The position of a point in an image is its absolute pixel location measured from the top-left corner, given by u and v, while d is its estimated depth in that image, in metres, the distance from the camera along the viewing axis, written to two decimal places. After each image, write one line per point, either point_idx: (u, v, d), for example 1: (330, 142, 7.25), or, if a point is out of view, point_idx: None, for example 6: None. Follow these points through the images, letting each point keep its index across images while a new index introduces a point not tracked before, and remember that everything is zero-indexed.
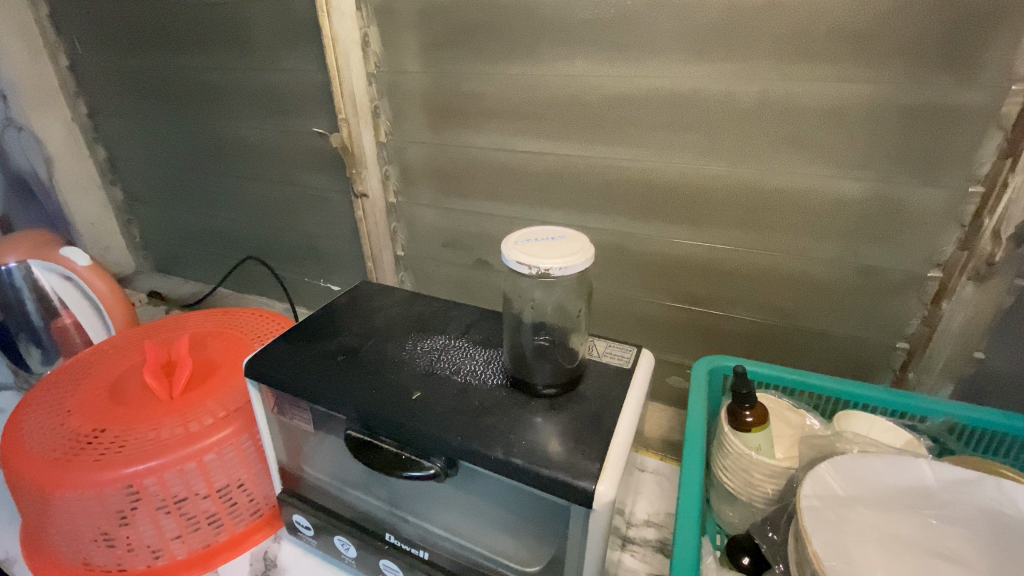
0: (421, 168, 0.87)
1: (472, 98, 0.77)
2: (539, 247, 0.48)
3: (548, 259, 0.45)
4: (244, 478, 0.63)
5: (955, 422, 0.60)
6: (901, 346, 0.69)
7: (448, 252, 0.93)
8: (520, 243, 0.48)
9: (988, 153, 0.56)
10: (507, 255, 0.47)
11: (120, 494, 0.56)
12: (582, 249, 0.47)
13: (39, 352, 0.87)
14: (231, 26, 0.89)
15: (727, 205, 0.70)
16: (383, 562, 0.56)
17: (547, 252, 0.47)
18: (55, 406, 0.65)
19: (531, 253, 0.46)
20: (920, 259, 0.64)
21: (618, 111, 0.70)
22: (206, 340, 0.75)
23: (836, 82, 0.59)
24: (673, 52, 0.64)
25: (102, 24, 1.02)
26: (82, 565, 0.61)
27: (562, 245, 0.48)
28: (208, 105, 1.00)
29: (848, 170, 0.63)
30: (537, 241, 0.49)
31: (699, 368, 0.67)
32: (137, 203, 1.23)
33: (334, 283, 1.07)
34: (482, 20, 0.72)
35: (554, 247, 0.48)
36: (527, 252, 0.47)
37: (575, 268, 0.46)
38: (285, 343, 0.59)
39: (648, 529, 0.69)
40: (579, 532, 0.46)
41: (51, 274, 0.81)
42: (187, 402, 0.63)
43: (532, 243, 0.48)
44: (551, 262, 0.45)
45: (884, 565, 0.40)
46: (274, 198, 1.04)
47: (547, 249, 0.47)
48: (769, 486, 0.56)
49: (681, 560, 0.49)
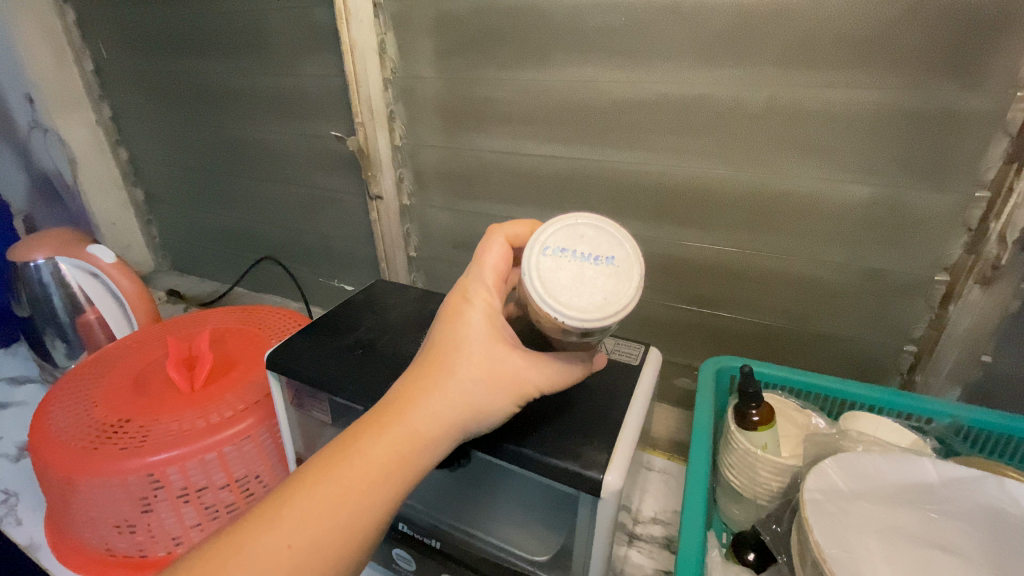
0: (435, 171, 0.89)
1: (486, 102, 0.79)
2: (567, 274, 0.40)
3: (562, 306, 0.38)
4: (262, 470, 0.65)
5: (960, 424, 0.61)
6: (908, 349, 0.70)
7: (460, 253, 0.95)
8: (549, 256, 0.40)
9: (994, 159, 0.57)
10: (526, 270, 0.40)
11: (143, 481, 0.59)
12: (624, 290, 0.39)
13: (63, 347, 0.89)
14: (252, 33, 0.92)
15: (734, 208, 0.71)
16: (396, 551, 0.58)
17: (572, 289, 0.39)
18: (82, 397, 0.67)
19: (551, 283, 0.39)
20: (926, 263, 0.65)
21: (629, 115, 0.71)
22: (225, 336, 0.77)
23: (842, 89, 0.61)
24: (682, 58, 0.66)
25: (127, 30, 1.05)
26: (105, 551, 0.63)
27: (599, 279, 0.40)
28: (228, 109, 1.03)
29: (854, 175, 0.64)
30: (573, 259, 0.40)
31: (706, 369, 0.68)
32: (157, 203, 1.26)
33: (348, 283, 1.10)
34: (497, 27, 0.74)
35: (585, 280, 0.40)
36: (548, 278, 0.39)
37: (589, 326, 0.39)
38: (305, 337, 0.61)
39: (655, 526, 0.70)
40: (587, 523, 0.47)
41: (77, 270, 0.84)
42: (207, 394, 0.66)
43: (564, 262, 0.40)
44: (571, 314, 0.38)
45: (884, 556, 0.41)
46: (291, 200, 1.07)
47: (573, 284, 0.39)
48: (775, 483, 0.57)
49: (687, 553, 0.50)
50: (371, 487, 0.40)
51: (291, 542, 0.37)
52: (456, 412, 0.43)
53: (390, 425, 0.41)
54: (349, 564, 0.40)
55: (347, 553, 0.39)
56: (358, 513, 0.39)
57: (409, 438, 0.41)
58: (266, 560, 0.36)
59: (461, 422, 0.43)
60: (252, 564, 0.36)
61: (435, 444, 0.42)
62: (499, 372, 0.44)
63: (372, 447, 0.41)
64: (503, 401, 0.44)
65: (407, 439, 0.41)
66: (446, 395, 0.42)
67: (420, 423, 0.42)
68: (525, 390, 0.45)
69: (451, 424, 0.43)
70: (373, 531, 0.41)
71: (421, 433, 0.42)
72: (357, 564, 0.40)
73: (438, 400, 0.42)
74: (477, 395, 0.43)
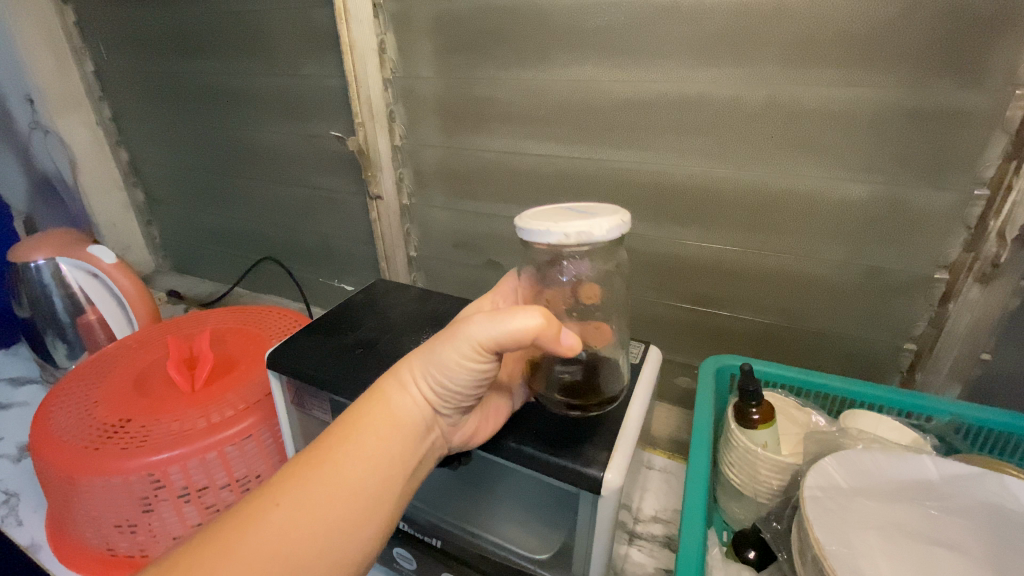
0: (435, 170, 0.89)
1: (486, 102, 0.79)
2: (559, 214, 0.45)
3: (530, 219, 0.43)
4: (263, 469, 0.65)
5: (960, 421, 0.61)
6: (908, 348, 0.70)
7: (460, 253, 0.95)
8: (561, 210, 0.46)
9: (993, 157, 0.57)
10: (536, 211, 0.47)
11: (143, 481, 0.59)
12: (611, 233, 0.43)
13: (64, 348, 0.90)
14: (252, 33, 0.92)
15: (734, 207, 0.71)
16: (397, 550, 0.58)
17: (551, 218, 0.44)
18: (83, 397, 0.67)
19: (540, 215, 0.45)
20: (926, 261, 0.65)
21: (628, 115, 0.72)
22: (226, 336, 0.77)
23: (841, 87, 0.61)
24: (681, 57, 0.66)
25: (128, 31, 1.05)
26: (106, 551, 0.63)
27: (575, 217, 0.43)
28: (228, 110, 1.04)
29: (854, 174, 0.64)
30: (575, 211, 0.45)
31: (706, 367, 0.69)
32: (158, 204, 1.26)
33: (348, 283, 1.10)
34: (496, 26, 0.74)
35: (566, 216, 0.43)
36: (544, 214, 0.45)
37: (536, 231, 0.41)
38: (305, 337, 0.61)
39: (656, 525, 0.70)
40: (587, 521, 0.47)
41: (78, 271, 0.84)
42: (208, 393, 0.66)
43: (565, 212, 0.45)
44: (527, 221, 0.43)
45: (883, 552, 0.41)
46: (291, 200, 1.07)
47: (556, 217, 0.44)
48: (775, 480, 0.57)
49: (688, 551, 0.50)
50: (351, 448, 0.43)
51: (278, 501, 0.39)
52: (419, 376, 0.47)
53: (365, 396, 0.47)
54: (341, 530, 0.40)
55: (337, 515, 0.40)
56: (340, 474, 0.41)
57: (381, 402, 0.46)
58: (258, 521, 0.38)
59: (428, 386, 0.47)
60: (243, 524, 0.38)
61: (406, 407, 0.46)
62: (456, 336, 0.46)
63: (349, 415, 0.45)
64: (457, 360, 0.46)
65: (379, 403, 0.46)
66: (408, 361, 0.48)
67: (388, 387, 0.47)
68: (474, 348, 0.45)
69: (417, 389, 0.47)
70: (370, 512, 0.42)
71: (390, 396, 0.46)
72: (351, 535, 0.40)
73: (402, 366, 0.48)
74: (428, 355, 0.47)
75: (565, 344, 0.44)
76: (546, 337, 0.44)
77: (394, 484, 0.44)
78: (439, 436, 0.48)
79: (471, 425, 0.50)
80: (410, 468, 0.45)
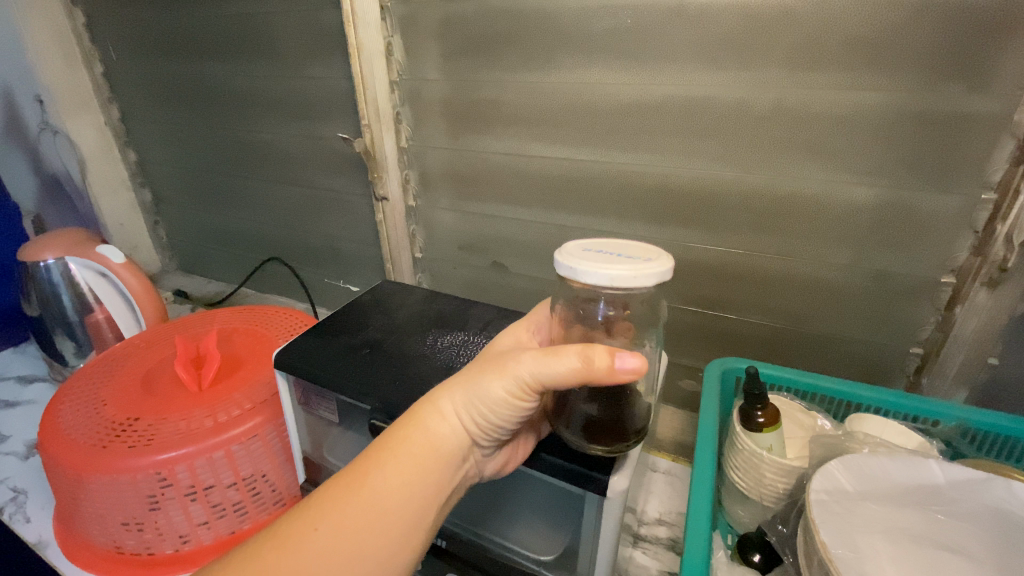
0: (440, 172, 0.89)
1: (492, 104, 0.80)
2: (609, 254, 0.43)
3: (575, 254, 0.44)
4: (269, 469, 0.65)
5: (967, 425, 0.61)
6: (914, 351, 0.69)
7: (465, 254, 0.95)
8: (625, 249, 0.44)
9: (1000, 161, 0.57)
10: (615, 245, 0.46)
11: (151, 480, 0.59)
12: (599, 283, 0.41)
13: (72, 346, 0.90)
14: (261, 34, 0.92)
15: (738, 211, 0.71)
16: None
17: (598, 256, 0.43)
18: (91, 395, 0.68)
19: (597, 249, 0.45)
20: (934, 263, 0.64)
21: (632, 118, 0.72)
22: (233, 335, 0.78)
23: (848, 91, 0.61)
24: (686, 61, 0.66)
25: (138, 33, 1.06)
26: (113, 549, 0.64)
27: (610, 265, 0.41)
28: (235, 111, 1.04)
29: (861, 176, 0.64)
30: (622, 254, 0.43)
31: (712, 371, 0.68)
32: (164, 204, 1.27)
33: (353, 284, 1.10)
34: (502, 30, 0.74)
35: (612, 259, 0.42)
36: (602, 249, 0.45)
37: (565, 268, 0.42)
38: (315, 336, 0.61)
39: (660, 527, 0.70)
40: (593, 521, 0.48)
41: (86, 270, 0.84)
42: (215, 393, 0.66)
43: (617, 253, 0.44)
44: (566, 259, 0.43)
45: (891, 557, 0.41)
46: (297, 201, 1.08)
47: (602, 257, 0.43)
48: (781, 484, 0.57)
49: (693, 558, 0.49)
50: (386, 465, 0.44)
51: (318, 522, 0.41)
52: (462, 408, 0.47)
53: (403, 421, 0.46)
54: (374, 543, 0.41)
55: (367, 525, 0.41)
56: (373, 488, 0.43)
57: (419, 427, 0.46)
58: (297, 538, 0.40)
59: (470, 419, 0.47)
60: (283, 541, 0.40)
61: (450, 440, 0.46)
62: (505, 374, 0.46)
63: (387, 435, 0.45)
64: (503, 397, 0.46)
65: (417, 429, 0.46)
66: (450, 390, 0.47)
67: (426, 415, 0.46)
68: (523, 386, 0.45)
69: (458, 420, 0.47)
70: (397, 522, 0.42)
71: (428, 425, 0.46)
72: (379, 543, 0.41)
73: (443, 395, 0.47)
74: (474, 389, 0.46)
75: (621, 372, 0.42)
76: (595, 377, 0.43)
77: (428, 503, 0.44)
78: (473, 467, 0.49)
79: (502, 457, 0.51)
80: (445, 492, 0.46)
